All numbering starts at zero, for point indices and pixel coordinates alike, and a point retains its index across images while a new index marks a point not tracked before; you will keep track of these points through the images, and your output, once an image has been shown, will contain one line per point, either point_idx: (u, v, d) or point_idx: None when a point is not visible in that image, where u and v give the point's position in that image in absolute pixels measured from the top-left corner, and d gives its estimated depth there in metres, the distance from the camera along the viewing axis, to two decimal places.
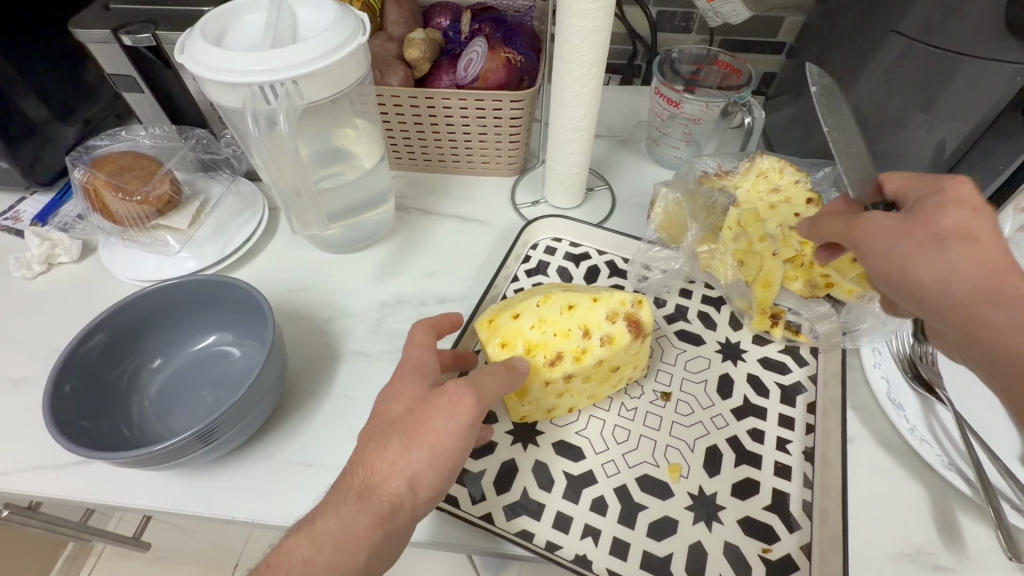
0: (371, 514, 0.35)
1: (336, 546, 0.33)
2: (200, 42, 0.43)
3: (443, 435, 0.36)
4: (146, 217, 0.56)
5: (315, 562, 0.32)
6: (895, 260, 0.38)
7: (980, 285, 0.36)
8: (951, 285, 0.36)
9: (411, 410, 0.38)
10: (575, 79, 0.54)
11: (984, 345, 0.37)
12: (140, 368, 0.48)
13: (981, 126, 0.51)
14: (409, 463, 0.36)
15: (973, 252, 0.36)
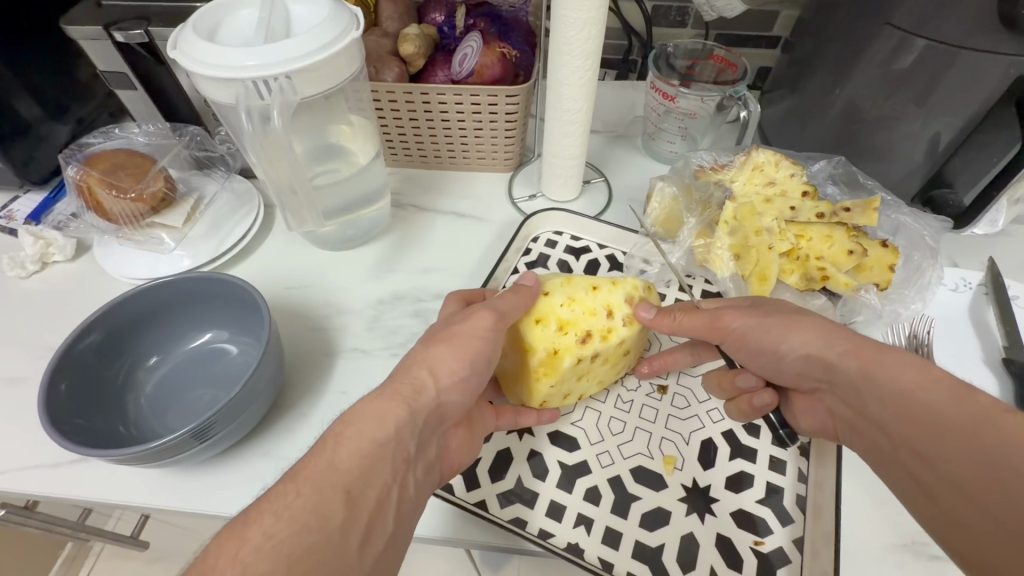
0: (399, 394, 0.36)
1: (362, 416, 0.34)
2: (192, 38, 0.43)
3: (463, 333, 0.40)
4: (140, 215, 0.56)
5: (348, 430, 0.33)
6: (760, 330, 0.42)
7: (865, 353, 0.36)
8: (822, 353, 0.38)
9: (430, 333, 0.42)
10: (571, 72, 0.54)
11: (870, 408, 0.35)
12: (136, 366, 0.48)
13: (974, 119, 0.51)
14: (432, 358, 0.39)
15: (814, 325, 0.40)
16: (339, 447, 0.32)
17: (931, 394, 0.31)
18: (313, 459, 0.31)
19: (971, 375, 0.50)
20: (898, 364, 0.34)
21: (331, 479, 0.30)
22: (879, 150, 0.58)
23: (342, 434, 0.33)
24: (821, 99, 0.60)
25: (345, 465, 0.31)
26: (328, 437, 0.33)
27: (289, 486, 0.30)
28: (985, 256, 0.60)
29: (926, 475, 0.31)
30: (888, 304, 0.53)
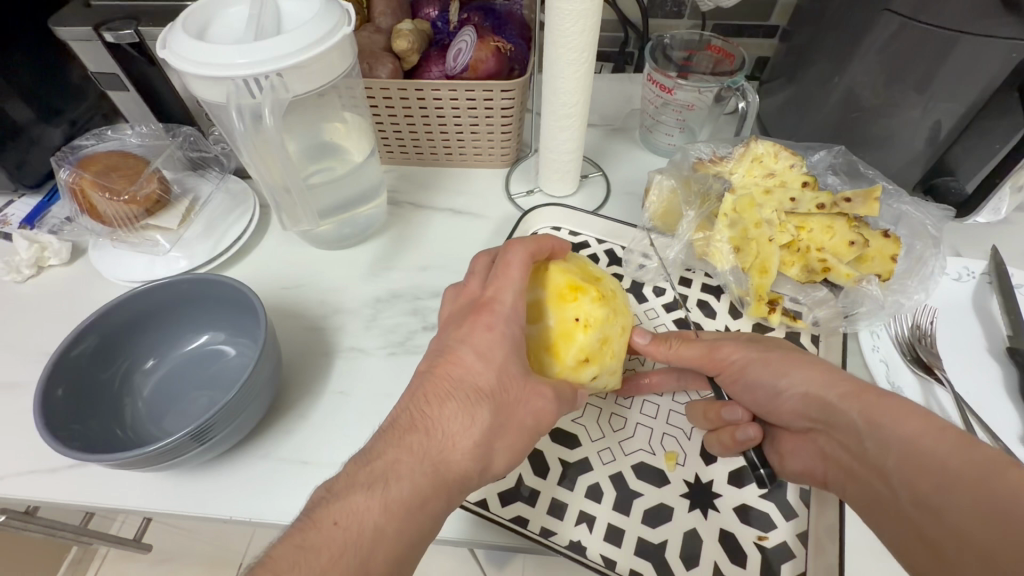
0: (443, 491, 0.35)
1: (407, 513, 0.33)
2: (182, 37, 0.42)
3: (524, 426, 0.38)
4: (134, 217, 0.55)
5: (386, 530, 0.32)
6: (761, 362, 0.44)
7: (869, 401, 0.37)
8: (823, 393, 0.40)
9: (504, 386, 0.38)
10: (566, 65, 0.53)
11: (871, 454, 0.35)
12: (132, 369, 0.48)
13: (977, 104, 0.50)
14: (488, 448, 0.37)
15: (818, 367, 0.41)
16: (378, 551, 0.31)
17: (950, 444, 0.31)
18: (345, 558, 0.30)
19: (974, 364, 0.50)
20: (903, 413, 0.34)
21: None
22: (879, 138, 0.58)
23: (381, 534, 0.32)
24: (821, 87, 0.59)
25: (378, 575, 0.31)
26: (364, 530, 0.31)
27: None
28: (987, 244, 0.60)
29: (928, 522, 0.30)
30: (891, 294, 0.52)
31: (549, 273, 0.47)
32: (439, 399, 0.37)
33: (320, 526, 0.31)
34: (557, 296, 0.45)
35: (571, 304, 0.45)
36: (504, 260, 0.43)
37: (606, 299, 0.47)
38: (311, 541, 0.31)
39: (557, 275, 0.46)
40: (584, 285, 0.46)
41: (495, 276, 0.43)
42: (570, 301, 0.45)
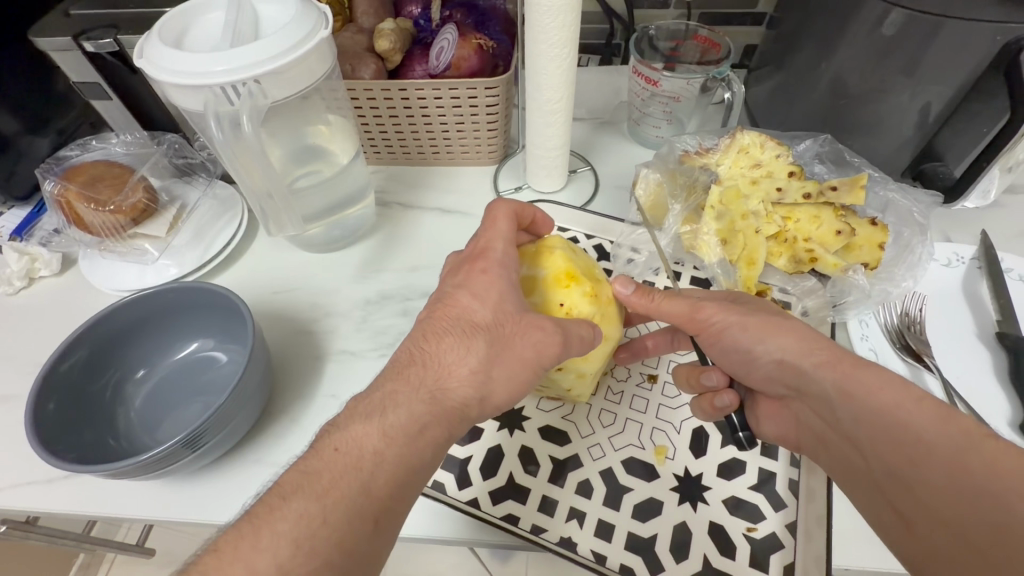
0: (443, 420, 0.34)
1: (407, 437, 0.33)
2: (158, 46, 0.42)
3: (528, 359, 0.38)
4: (121, 227, 0.55)
5: (386, 454, 0.32)
6: (740, 328, 0.42)
7: (843, 367, 0.36)
8: (797, 361, 0.39)
9: (501, 321, 0.38)
10: (548, 61, 0.52)
11: (846, 424, 0.35)
12: (124, 380, 0.48)
13: (963, 90, 0.50)
14: (489, 377, 0.36)
15: (795, 330, 0.40)
16: (380, 476, 0.31)
17: (928, 417, 0.30)
18: (345, 483, 0.30)
19: (962, 350, 0.50)
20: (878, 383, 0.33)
21: (365, 509, 0.30)
22: (867, 125, 0.57)
23: (381, 458, 0.31)
24: (808, 74, 0.58)
25: (380, 497, 0.31)
26: (364, 454, 0.31)
27: (319, 510, 0.29)
28: (977, 229, 0.60)
29: (905, 495, 0.30)
30: (878, 283, 0.52)
31: (554, 254, 0.46)
32: (438, 334, 0.37)
33: (321, 454, 0.31)
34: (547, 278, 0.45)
35: (563, 289, 0.45)
36: (491, 216, 0.45)
37: (602, 298, 0.46)
38: (313, 468, 0.31)
39: (560, 258, 0.46)
40: (583, 276, 0.46)
41: (484, 235, 0.43)
42: (563, 286, 0.45)
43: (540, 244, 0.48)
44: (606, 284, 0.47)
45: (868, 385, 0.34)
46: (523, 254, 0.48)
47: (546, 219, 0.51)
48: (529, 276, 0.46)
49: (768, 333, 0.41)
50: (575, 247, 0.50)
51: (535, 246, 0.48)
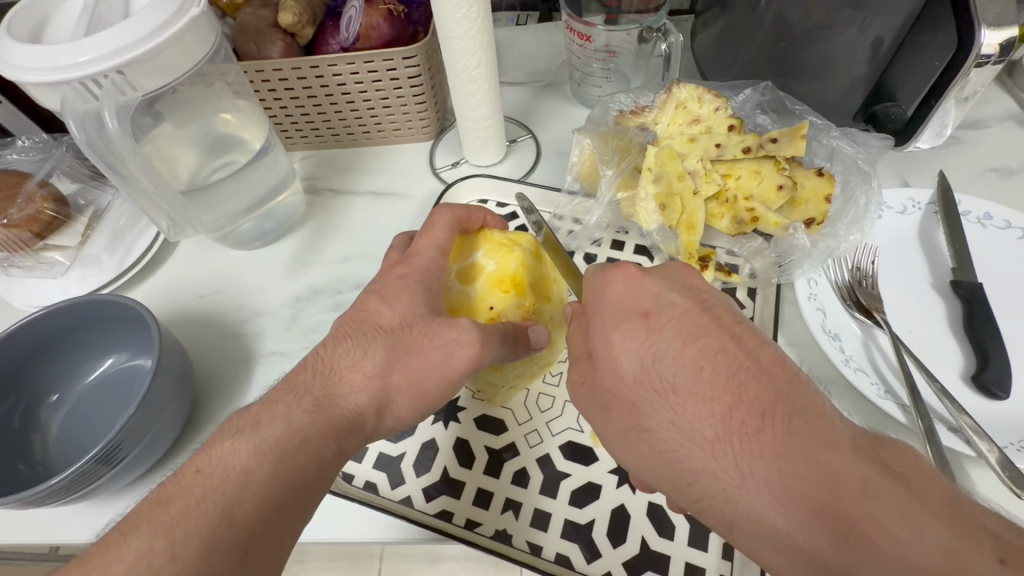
0: (328, 429, 0.33)
1: (282, 453, 0.31)
2: (7, 40, 0.38)
3: (435, 367, 0.35)
4: (25, 241, 0.52)
5: (254, 473, 0.30)
6: (604, 399, 0.33)
7: (732, 481, 0.27)
8: (671, 439, 0.29)
9: (408, 324, 0.37)
10: (457, 22, 0.48)
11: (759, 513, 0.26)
12: (37, 405, 0.46)
13: (911, 17, 0.45)
14: (384, 381, 0.35)
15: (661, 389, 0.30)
16: (242, 501, 0.29)
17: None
18: (201, 509, 0.28)
19: (913, 302, 0.48)
20: (802, 514, 0.24)
21: (224, 538, 0.28)
22: (814, 67, 0.53)
23: (249, 479, 0.29)
24: (750, 15, 0.54)
25: (246, 522, 0.29)
26: (229, 474, 0.29)
27: (167, 543, 0.27)
28: (935, 170, 0.56)
29: None
30: (822, 240, 0.50)
31: (512, 253, 0.43)
32: (334, 341, 0.37)
33: (180, 478, 0.30)
34: (485, 281, 0.43)
35: (499, 293, 0.42)
36: (429, 221, 0.43)
37: (536, 317, 0.43)
38: (172, 499, 0.29)
39: (515, 261, 0.43)
40: (529, 288, 0.43)
41: (420, 238, 0.42)
42: (502, 289, 0.42)
43: (511, 236, 0.45)
44: (551, 305, 0.45)
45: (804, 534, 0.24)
46: (485, 239, 0.45)
47: (504, 225, 0.48)
48: (477, 264, 0.44)
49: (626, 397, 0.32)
50: (544, 255, 0.47)
51: (505, 236, 0.45)
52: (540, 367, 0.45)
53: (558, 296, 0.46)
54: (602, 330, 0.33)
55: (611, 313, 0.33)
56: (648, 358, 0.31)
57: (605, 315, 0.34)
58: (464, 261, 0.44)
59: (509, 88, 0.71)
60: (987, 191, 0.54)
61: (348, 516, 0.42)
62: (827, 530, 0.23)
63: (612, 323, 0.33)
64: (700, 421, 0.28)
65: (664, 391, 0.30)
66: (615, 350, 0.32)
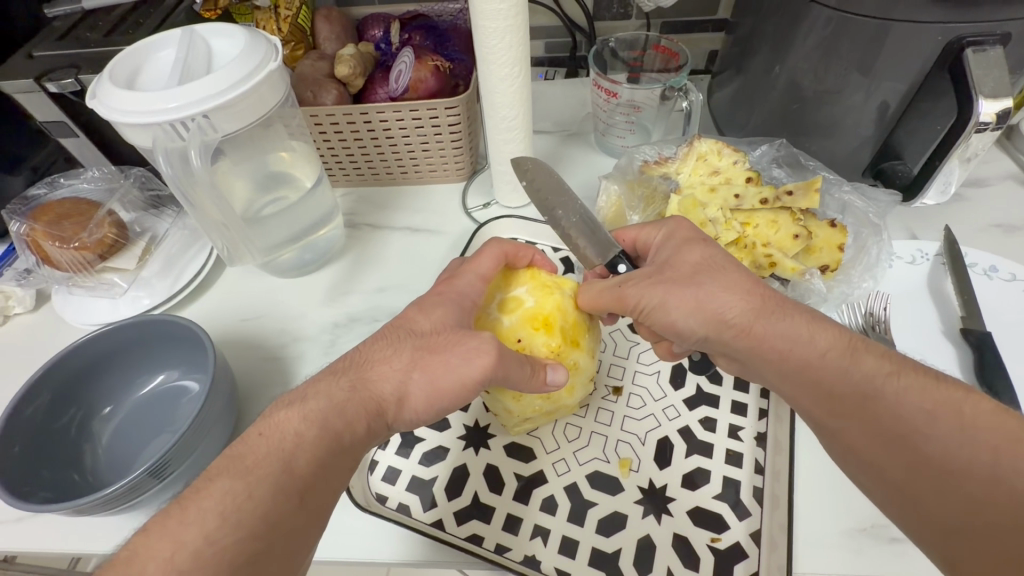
0: (360, 409, 0.35)
1: (324, 426, 0.33)
2: (110, 87, 0.43)
3: (457, 367, 0.37)
4: (88, 262, 0.56)
5: (306, 436, 0.33)
6: (660, 296, 0.40)
7: (786, 325, 0.37)
8: (725, 310, 0.38)
9: (436, 331, 0.39)
10: (500, 80, 0.53)
11: (789, 353, 0.36)
12: (89, 418, 0.49)
13: (916, 84, 0.50)
14: (412, 377, 0.36)
15: (726, 280, 0.39)
16: (297, 455, 0.32)
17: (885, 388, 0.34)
18: (266, 462, 0.31)
19: (926, 347, 0.50)
20: (822, 350, 0.36)
21: (285, 487, 0.31)
22: (826, 125, 0.57)
23: (301, 441, 0.32)
24: (764, 78, 0.58)
25: (301, 475, 0.32)
26: (285, 436, 0.32)
27: (244, 485, 0.30)
28: (941, 224, 0.60)
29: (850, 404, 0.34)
30: (836, 286, 0.53)
31: (552, 295, 0.46)
32: (374, 338, 0.39)
33: (246, 438, 0.32)
34: (517, 314, 0.46)
35: (530, 328, 0.45)
36: (479, 250, 0.47)
37: (561, 359, 0.45)
38: (241, 456, 0.31)
39: (552, 303, 0.46)
40: (559, 329, 0.45)
41: (464, 266, 0.46)
42: (532, 325, 0.45)
43: (556, 279, 0.48)
44: (581, 352, 0.46)
45: (832, 358, 0.35)
46: (531, 276, 0.48)
47: (552, 270, 0.51)
48: (517, 297, 0.47)
49: (689, 275, 0.40)
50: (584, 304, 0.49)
51: (551, 278, 0.48)
52: (559, 408, 0.46)
53: (590, 345, 0.47)
54: (671, 246, 0.43)
55: (673, 238, 0.43)
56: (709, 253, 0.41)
57: (674, 236, 0.44)
58: (506, 291, 0.47)
59: (538, 136, 0.76)
60: (992, 245, 0.58)
61: (376, 536, 0.43)
62: (835, 359, 0.35)
63: (675, 241, 0.43)
64: (749, 294, 0.38)
65: (728, 279, 0.39)
66: (681, 253, 0.41)
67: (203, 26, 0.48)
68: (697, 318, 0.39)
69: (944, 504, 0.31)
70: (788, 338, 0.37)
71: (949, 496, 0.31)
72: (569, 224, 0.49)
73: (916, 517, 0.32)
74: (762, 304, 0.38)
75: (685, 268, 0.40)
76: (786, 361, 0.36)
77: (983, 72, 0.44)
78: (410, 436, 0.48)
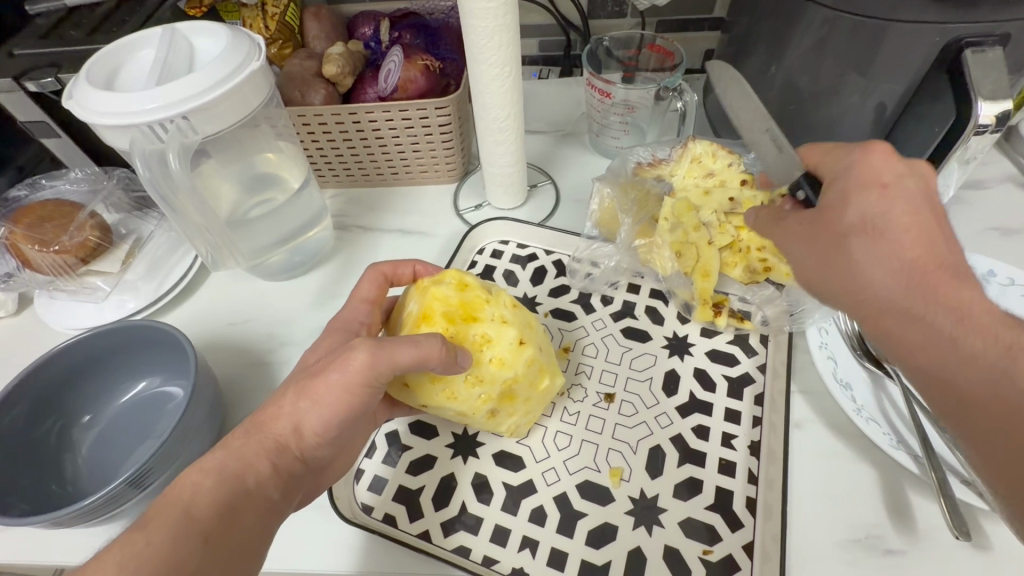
0: (258, 450, 0.36)
1: (221, 473, 0.34)
2: (87, 87, 0.42)
3: (334, 385, 0.37)
4: (70, 266, 0.55)
5: (203, 484, 0.33)
6: (804, 251, 0.37)
7: (951, 309, 0.31)
8: (885, 270, 0.33)
9: (317, 362, 0.40)
10: (490, 80, 0.52)
11: (943, 338, 0.31)
12: (68, 426, 0.48)
13: (913, 86, 0.49)
14: (300, 406, 0.37)
15: (908, 231, 0.33)
16: (195, 501, 0.32)
17: (959, 343, 0.30)
18: (164, 513, 0.31)
19: None
20: (977, 345, 0.30)
21: (186, 530, 0.31)
22: (822, 126, 0.56)
23: (198, 487, 0.33)
24: (761, 78, 0.57)
25: (201, 518, 0.32)
26: (182, 487, 0.33)
27: (142, 535, 0.30)
28: None
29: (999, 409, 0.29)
30: None
31: (427, 290, 0.44)
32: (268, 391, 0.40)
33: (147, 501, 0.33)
34: (406, 323, 0.44)
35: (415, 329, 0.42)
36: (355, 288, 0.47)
37: (462, 341, 0.42)
38: (147, 517, 0.31)
39: (426, 297, 0.43)
40: (440, 316, 0.42)
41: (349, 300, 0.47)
42: (417, 326, 0.42)
43: (434, 275, 0.46)
44: (480, 324, 0.43)
45: (921, 301, 0.32)
46: (413, 288, 0.47)
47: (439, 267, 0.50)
48: (406, 310, 0.45)
49: (852, 226, 0.34)
50: (471, 281, 0.45)
51: (427, 277, 0.46)
52: (501, 387, 0.43)
53: (493, 313, 0.44)
54: (840, 187, 0.36)
55: (856, 169, 0.35)
56: (908, 172, 0.34)
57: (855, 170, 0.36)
58: (402, 312, 0.46)
59: (531, 136, 0.75)
60: (990, 249, 0.57)
61: (362, 548, 0.42)
62: (999, 357, 0.29)
63: (851, 177, 0.35)
64: (907, 256, 0.32)
65: (893, 243, 0.33)
66: (847, 203, 0.35)
67: (185, 24, 0.47)
68: (853, 278, 0.34)
69: (1002, 457, 0.28)
70: (936, 319, 0.31)
71: (1014, 451, 0.28)
72: (757, 139, 0.50)
73: (983, 470, 0.30)
74: (940, 267, 0.32)
75: (855, 220, 0.34)
76: (862, 301, 0.34)
77: (983, 72, 0.43)
78: (398, 445, 0.47)
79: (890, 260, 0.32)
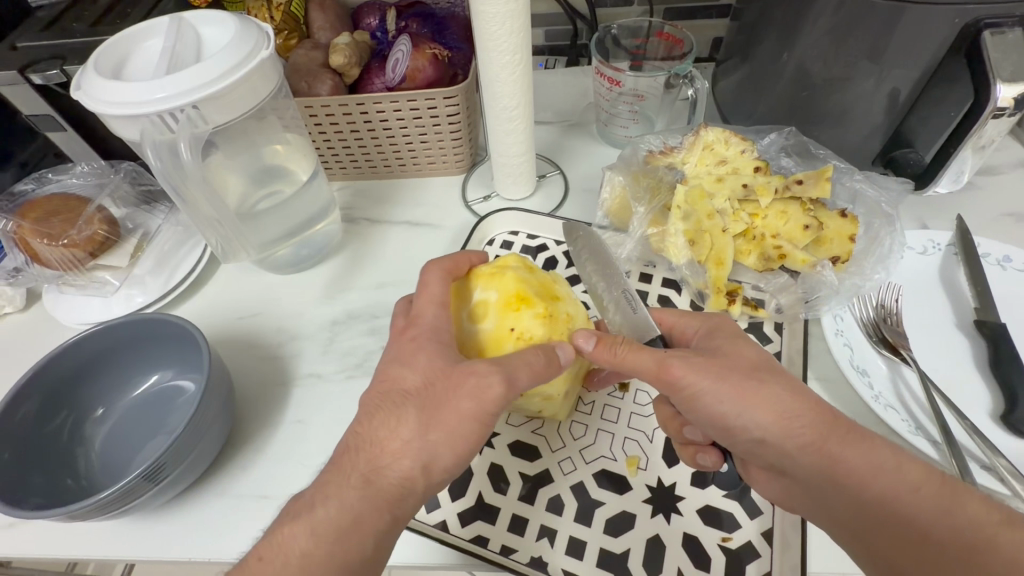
0: (373, 506, 0.35)
1: (337, 538, 0.33)
2: (95, 77, 0.41)
3: (463, 424, 0.35)
4: (79, 260, 0.55)
5: (314, 553, 0.33)
6: (714, 395, 0.37)
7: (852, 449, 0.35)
8: (785, 414, 0.36)
9: (429, 385, 0.37)
10: (501, 68, 0.52)
11: (836, 470, 0.35)
12: (81, 421, 0.48)
13: (928, 71, 0.48)
14: (420, 445, 0.35)
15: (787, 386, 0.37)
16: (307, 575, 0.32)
17: (866, 480, 0.34)
18: None
19: (940, 341, 0.49)
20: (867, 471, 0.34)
21: None
22: (835, 113, 0.55)
23: (310, 559, 0.33)
24: (773, 65, 0.57)
25: None
26: (289, 558, 0.33)
27: None
28: (953, 214, 0.59)
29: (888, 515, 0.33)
30: (848, 278, 0.51)
31: (507, 275, 0.45)
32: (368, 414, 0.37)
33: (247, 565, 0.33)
34: (492, 311, 0.43)
35: (512, 313, 0.42)
36: (422, 281, 0.43)
37: (556, 318, 0.44)
38: None
39: (512, 281, 0.44)
40: (536, 298, 0.44)
41: (417, 303, 0.42)
42: (513, 309, 0.43)
43: (497, 263, 0.46)
44: (563, 303, 0.45)
45: (824, 443, 0.35)
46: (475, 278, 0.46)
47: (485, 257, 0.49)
48: (479, 300, 0.44)
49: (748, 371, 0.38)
50: (534, 266, 0.48)
51: (491, 266, 0.46)
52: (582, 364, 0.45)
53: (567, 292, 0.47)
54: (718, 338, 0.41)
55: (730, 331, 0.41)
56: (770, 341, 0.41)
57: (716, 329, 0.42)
58: (466, 304, 0.45)
59: (538, 127, 0.74)
60: (1004, 235, 0.56)
61: None
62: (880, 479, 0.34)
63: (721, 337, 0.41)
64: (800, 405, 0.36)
65: (785, 397, 0.37)
66: (736, 347, 0.40)
67: (192, 13, 0.46)
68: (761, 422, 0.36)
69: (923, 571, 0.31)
70: (836, 459, 0.35)
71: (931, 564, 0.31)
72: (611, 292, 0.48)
73: None
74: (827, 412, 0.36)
75: (746, 368, 0.38)
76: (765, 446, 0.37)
77: (1002, 54, 0.43)
78: None
79: (784, 409, 0.36)
